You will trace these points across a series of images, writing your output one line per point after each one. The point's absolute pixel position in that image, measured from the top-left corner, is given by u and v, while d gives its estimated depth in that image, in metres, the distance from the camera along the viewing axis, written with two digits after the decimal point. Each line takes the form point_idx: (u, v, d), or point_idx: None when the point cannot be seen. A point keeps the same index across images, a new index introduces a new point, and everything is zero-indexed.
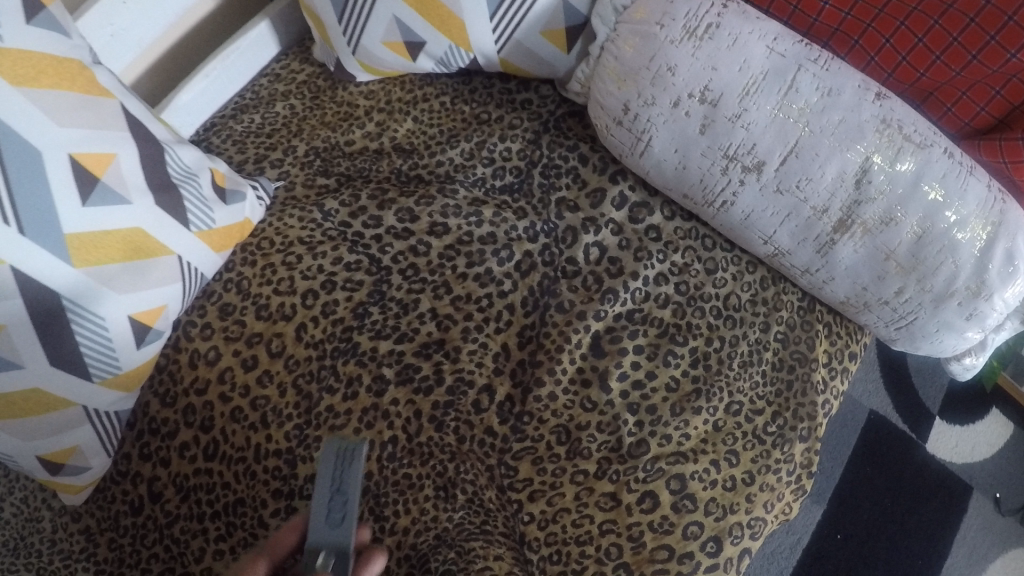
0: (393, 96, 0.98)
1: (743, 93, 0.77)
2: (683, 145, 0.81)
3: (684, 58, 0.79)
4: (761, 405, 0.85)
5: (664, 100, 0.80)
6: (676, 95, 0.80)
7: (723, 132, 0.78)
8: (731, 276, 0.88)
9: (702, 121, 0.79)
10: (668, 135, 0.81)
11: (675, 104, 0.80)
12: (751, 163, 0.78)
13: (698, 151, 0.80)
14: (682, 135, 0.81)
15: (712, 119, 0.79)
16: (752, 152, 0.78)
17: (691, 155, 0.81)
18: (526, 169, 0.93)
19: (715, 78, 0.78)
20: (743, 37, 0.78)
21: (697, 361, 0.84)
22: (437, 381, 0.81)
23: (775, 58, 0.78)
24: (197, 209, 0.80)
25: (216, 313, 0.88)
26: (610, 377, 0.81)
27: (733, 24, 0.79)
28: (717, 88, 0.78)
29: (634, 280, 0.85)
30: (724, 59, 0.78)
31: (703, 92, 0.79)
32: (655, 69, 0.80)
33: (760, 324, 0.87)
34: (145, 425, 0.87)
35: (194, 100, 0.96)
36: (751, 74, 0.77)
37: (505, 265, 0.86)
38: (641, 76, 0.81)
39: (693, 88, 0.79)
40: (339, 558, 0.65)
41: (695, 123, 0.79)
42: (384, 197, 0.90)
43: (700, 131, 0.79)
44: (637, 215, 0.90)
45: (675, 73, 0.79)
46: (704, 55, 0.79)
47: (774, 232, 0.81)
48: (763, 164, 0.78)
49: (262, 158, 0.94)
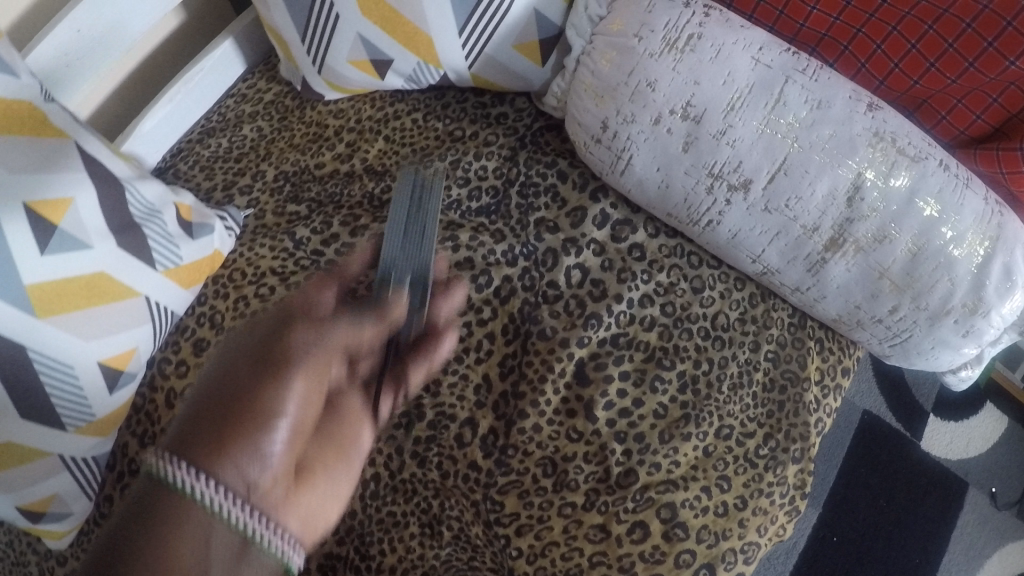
0: (363, 114, 0.97)
1: (728, 108, 0.73)
2: (666, 163, 0.77)
3: (665, 72, 0.74)
4: (752, 428, 0.82)
5: (645, 116, 0.76)
6: (658, 112, 0.75)
7: (708, 149, 0.74)
8: (718, 295, 0.85)
9: (685, 138, 0.75)
10: (650, 152, 0.77)
11: (656, 121, 0.76)
12: (738, 181, 0.75)
13: (681, 170, 0.77)
14: (664, 153, 0.77)
15: (696, 136, 0.74)
16: (739, 169, 0.74)
17: (674, 174, 0.77)
18: (503, 188, 0.90)
19: (699, 93, 0.74)
20: (727, 48, 0.74)
21: (685, 385, 0.81)
22: (418, 416, 0.79)
23: (761, 70, 0.73)
24: (163, 247, 0.77)
25: (191, 349, 0.85)
26: (595, 406, 0.79)
27: (716, 34, 0.74)
28: (701, 103, 0.74)
29: (618, 303, 0.83)
30: (707, 72, 0.73)
31: (685, 108, 0.74)
32: (635, 84, 0.76)
33: (749, 344, 0.84)
34: (125, 467, 0.85)
35: (158, 125, 0.97)
36: (736, 87, 0.73)
37: (484, 291, 0.84)
38: (620, 92, 0.77)
39: (676, 103, 0.74)
40: (417, 277, 0.73)
41: (678, 141, 0.75)
42: (357, 222, 0.88)
43: (683, 149, 0.75)
44: (619, 234, 0.86)
45: (655, 88, 0.75)
46: (686, 69, 0.74)
47: (763, 251, 0.78)
48: (750, 182, 0.74)
49: (231, 185, 0.94)
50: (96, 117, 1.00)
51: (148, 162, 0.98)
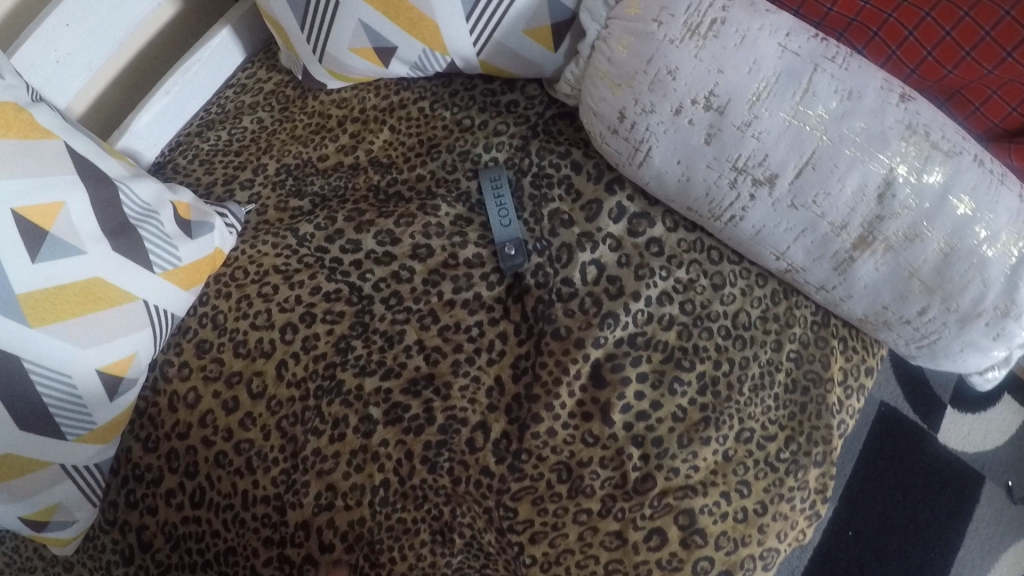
0: (367, 103, 0.93)
1: (753, 99, 0.69)
2: (687, 156, 0.73)
3: (686, 60, 0.70)
4: (774, 431, 0.80)
5: (665, 107, 0.72)
6: (679, 101, 0.71)
7: (732, 142, 0.70)
8: (739, 292, 0.82)
9: (707, 130, 0.71)
10: (670, 145, 0.73)
11: (677, 111, 0.71)
12: (763, 176, 0.71)
13: (703, 163, 0.73)
14: (685, 145, 0.73)
15: (719, 127, 0.70)
16: (764, 164, 0.70)
17: (695, 167, 0.73)
18: (516, 179, 0.86)
19: (722, 82, 0.69)
20: (752, 34, 0.70)
21: (705, 387, 0.78)
22: (428, 420, 0.76)
23: (788, 57, 0.69)
24: (160, 249, 0.75)
25: (193, 351, 0.83)
26: (612, 410, 0.76)
27: (740, 19, 0.70)
28: (725, 93, 0.69)
29: (636, 301, 0.79)
30: (731, 60, 0.69)
31: (708, 98, 0.70)
32: (655, 72, 0.71)
33: (771, 343, 0.81)
34: (129, 472, 0.83)
35: (155, 119, 0.94)
36: (763, 76, 0.69)
37: (495, 289, 0.81)
38: (638, 80, 0.72)
39: (698, 93, 0.70)
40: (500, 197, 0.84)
41: (700, 133, 0.71)
42: (361, 218, 0.85)
43: (706, 141, 0.71)
44: (636, 228, 0.82)
45: (676, 77, 0.71)
46: (709, 56, 0.70)
47: (788, 248, 0.75)
48: (776, 177, 0.70)
49: (231, 179, 0.90)
50: (94, 112, 0.97)
51: (146, 157, 0.95)
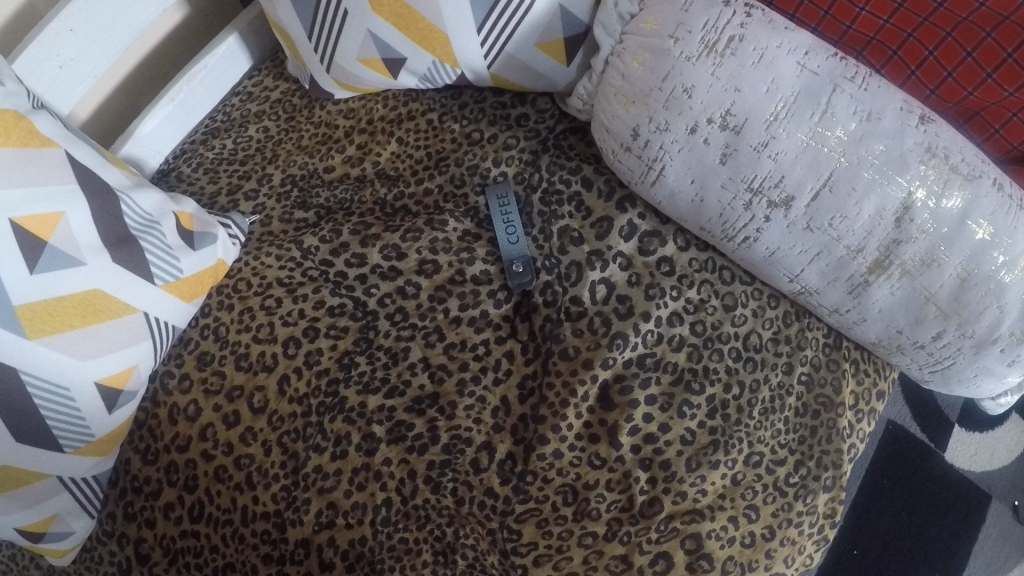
0: (375, 114, 0.92)
1: (770, 118, 0.68)
2: (701, 175, 0.72)
3: (703, 77, 0.69)
4: (783, 454, 0.79)
5: (680, 125, 0.70)
6: (694, 120, 0.70)
7: (748, 163, 0.69)
8: (751, 313, 0.81)
9: (722, 149, 0.70)
10: (684, 164, 0.72)
11: (692, 130, 0.70)
12: (778, 198, 0.70)
13: (717, 183, 0.72)
14: (700, 164, 0.71)
15: (735, 147, 0.69)
16: (780, 185, 0.69)
17: (710, 187, 0.72)
18: (525, 194, 0.85)
19: (738, 101, 0.68)
20: (771, 52, 0.68)
21: (714, 410, 0.77)
22: (432, 439, 0.75)
23: (807, 77, 0.68)
24: (161, 261, 0.74)
25: (194, 363, 0.82)
26: (620, 432, 0.75)
27: (759, 36, 0.69)
28: (741, 112, 0.68)
29: (646, 322, 0.78)
30: (748, 78, 0.68)
31: (724, 117, 0.69)
32: (670, 89, 0.70)
33: (783, 366, 0.80)
34: (128, 483, 0.82)
35: (160, 126, 0.92)
36: (781, 96, 0.67)
37: (502, 307, 0.80)
38: (653, 97, 0.71)
39: (714, 112, 0.69)
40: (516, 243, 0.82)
41: (715, 152, 0.70)
42: (367, 232, 0.84)
43: (721, 161, 0.70)
44: (647, 246, 0.81)
45: (692, 95, 0.69)
46: (726, 74, 0.68)
47: (802, 270, 0.74)
48: (791, 200, 0.69)
49: (236, 189, 0.89)
50: (98, 118, 0.96)
51: (150, 164, 0.94)
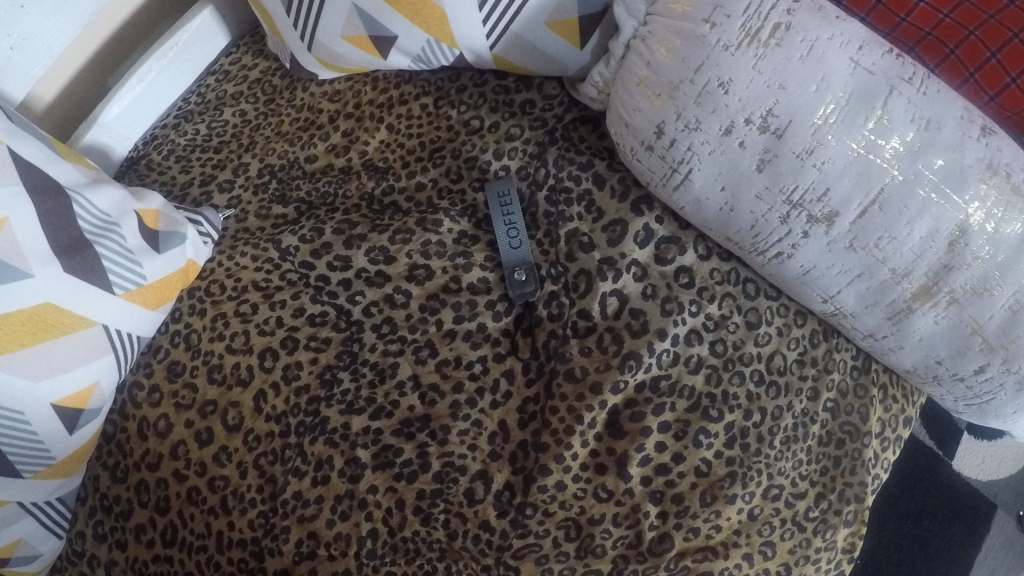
0: (363, 97, 0.83)
1: (816, 123, 0.59)
2: (734, 182, 0.64)
3: (743, 71, 0.60)
4: (804, 487, 0.72)
5: (713, 124, 0.62)
6: (730, 119, 0.61)
7: (789, 171, 0.61)
8: (776, 331, 0.74)
9: (760, 155, 0.61)
10: (714, 169, 0.64)
11: (726, 131, 0.61)
12: (820, 213, 0.62)
13: (751, 192, 0.63)
14: (733, 170, 0.63)
15: (775, 153, 0.61)
16: (823, 199, 0.61)
17: (743, 195, 0.64)
18: (529, 191, 0.76)
19: (782, 100, 0.59)
20: (820, 44, 0.59)
21: (733, 439, 0.71)
22: (422, 466, 0.68)
23: (860, 75, 0.59)
24: (120, 268, 0.66)
25: (164, 374, 0.74)
26: (630, 463, 0.68)
27: (808, 25, 0.60)
28: (785, 113, 0.60)
29: (662, 341, 0.70)
30: (794, 74, 0.59)
31: (765, 118, 0.60)
32: (704, 83, 0.61)
33: (808, 392, 0.74)
34: (98, 501, 0.76)
35: (127, 110, 0.84)
36: (832, 96, 0.59)
37: (502, 320, 0.72)
38: (683, 91, 0.62)
39: (754, 111, 0.60)
40: (521, 261, 0.73)
41: (752, 158, 0.62)
42: (351, 231, 0.76)
43: (758, 168, 0.62)
44: (664, 254, 0.73)
45: (729, 91, 0.60)
46: (769, 68, 0.60)
47: (838, 291, 0.66)
48: (835, 215, 0.61)
49: (209, 180, 0.81)
50: (64, 99, 0.86)
51: (118, 152, 0.85)
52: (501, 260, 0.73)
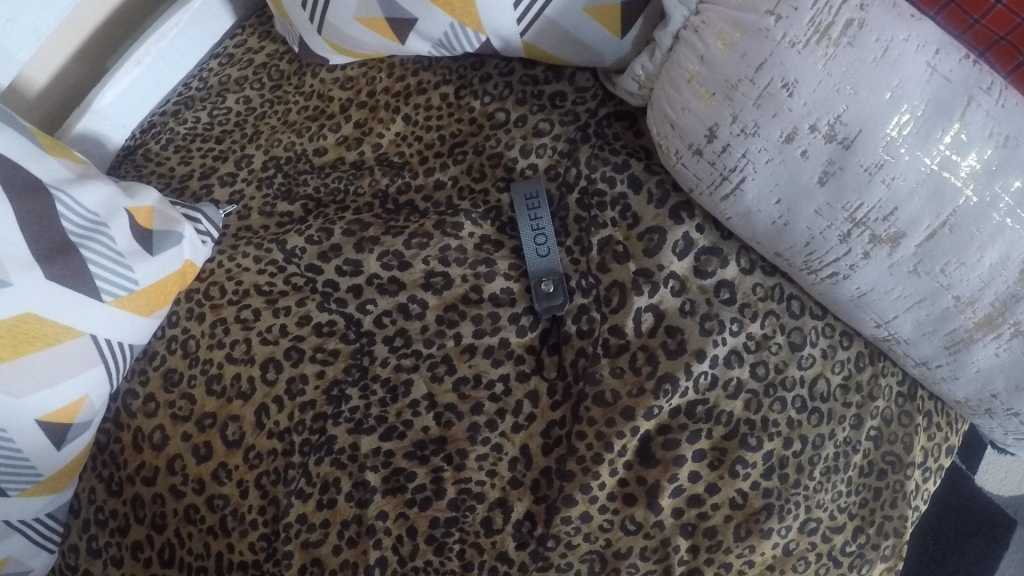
0: (377, 85, 0.77)
1: (888, 134, 0.53)
2: (791, 195, 0.58)
3: (809, 72, 0.54)
4: (842, 520, 0.66)
5: (773, 130, 0.56)
6: (793, 125, 0.55)
7: (854, 186, 0.55)
8: (820, 354, 0.67)
9: (823, 166, 0.55)
10: (770, 179, 0.58)
11: (788, 138, 0.56)
12: (884, 233, 0.56)
13: (809, 207, 0.57)
14: (791, 181, 0.57)
15: (840, 165, 0.55)
16: (889, 218, 0.55)
17: (800, 210, 0.58)
18: (559, 194, 0.70)
19: (852, 106, 0.53)
20: (896, 45, 0.53)
21: (771, 470, 0.64)
22: (436, 492, 0.63)
23: (937, 82, 0.52)
24: (108, 272, 0.60)
25: (160, 382, 0.69)
26: (661, 494, 0.63)
27: (883, 23, 0.53)
28: (856, 121, 0.53)
29: (700, 363, 0.64)
30: (866, 78, 0.53)
31: (832, 125, 0.54)
32: (765, 83, 0.55)
33: (851, 419, 0.67)
34: (92, 515, 0.71)
35: (124, 96, 0.77)
36: (907, 104, 0.52)
37: (526, 336, 0.66)
38: (741, 91, 0.56)
39: (820, 117, 0.54)
40: (552, 273, 0.67)
41: (814, 169, 0.56)
42: (363, 233, 0.70)
43: (820, 181, 0.56)
44: (704, 267, 0.66)
45: (793, 93, 0.55)
46: (838, 69, 0.53)
47: (894, 317, 0.60)
48: (900, 236, 0.55)
49: (209, 172, 0.75)
50: (59, 82, 0.80)
51: (114, 141, 0.79)
52: (527, 269, 0.67)
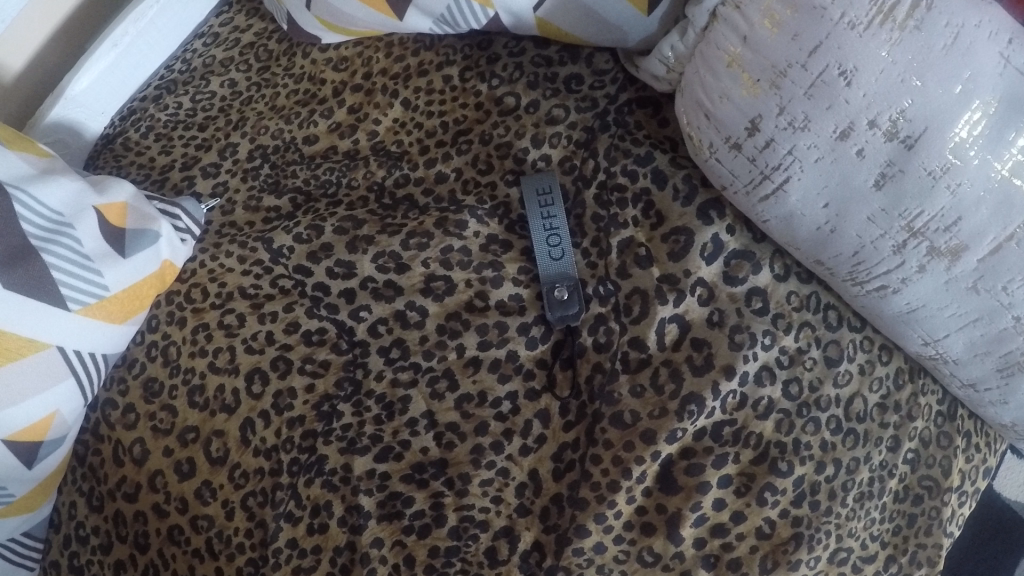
0: (374, 66, 0.70)
1: (956, 134, 0.46)
2: (842, 199, 0.50)
3: (870, 59, 0.46)
4: (874, 549, 0.60)
5: (826, 124, 0.49)
6: (849, 120, 0.48)
7: (913, 191, 0.48)
8: (858, 370, 0.60)
9: (880, 167, 0.48)
10: (818, 181, 0.51)
11: (842, 134, 0.48)
12: (944, 245, 0.49)
13: (861, 213, 0.50)
14: (843, 184, 0.50)
15: (900, 167, 0.48)
16: (951, 229, 0.48)
17: (851, 216, 0.51)
18: (575, 188, 0.62)
19: (918, 100, 0.46)
20: (966, 32, 0.45)
21: (801, 496, 0.57)
22: (436, 519, 0.57)
23: (1012, 76, 0.45)
24: (74, 279, 0.55)
25: (140, 392, 0.64)
26: (683, 524, 0.56)
27: (953, 5, 0.45)
28: (920, 118, 0.46)
29: (729, 380, 0.57)
30: (934, 69, 0.45)
31: (895, 121, 0.47)
32: (820, 70, 0.48)
33: (888, 441, 0.60)
34: (73, 531, 0.66)
35: (100, 81, 0.72)
36: (979, 100, 0.45)
37: (537, 348, 0.60)
38: (791, 79, 0.49)
39: (882, 112, 0.47)
40: (567, 282, 0.60)
41: (871, 170, 0.49)
42: (357, 231, 0.63)
43: (876, 184, 0.49)
44: (734, 273, 0.58)
45: (852, 82, 0.47)
46: (904, 57, 0.46)
47: (946, 336, 0.54)
48: (962, 249, 0.48)
49: (192, 163, 0.69)
50: (38, 65, 0.75)
51: (91, 129, 0.73)
52: (537, 274, 0.61)
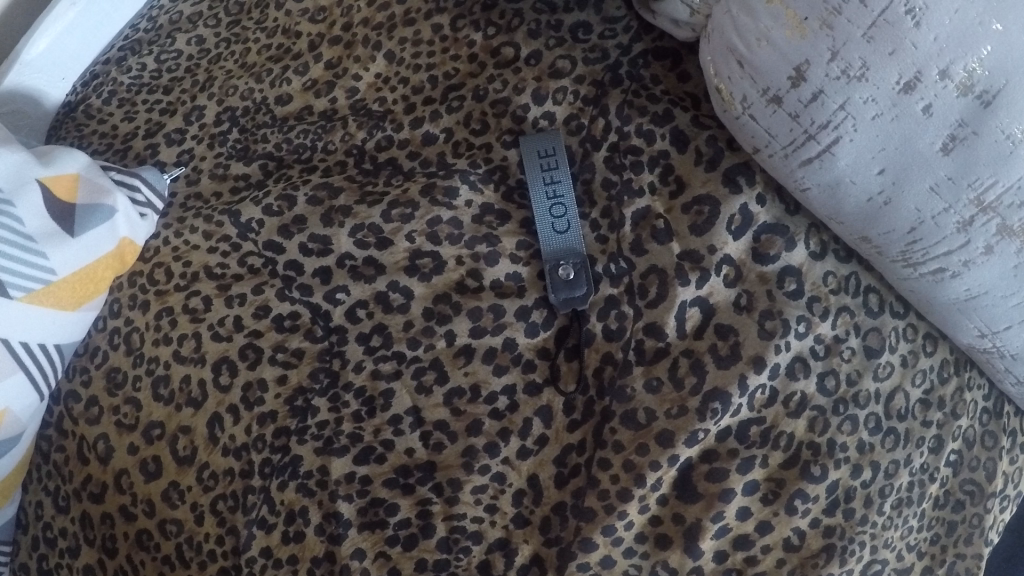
0: (356, 16, 0.62)
1: None
2: (901, 164, 0.42)
3: None
4: (910, 561, 0.52)
5: (888, 73, 0.40)
6: (915, 69, 0.39)
7: (988, 158, 0.40)
8: (899, 361, 0.51)
9: (950, 128, 0.40)
10: (873, 142, 0.42)
11: (906, 86, 0.40)
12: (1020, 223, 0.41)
13: (924, 182, 0.42)
14: (905, 146, 0.41)
15: (974, 128, 0.40)
16: None
17: (911, 186, 0.42)
18: (583, 152, 0.54)
19: (999, 48, 0.38)
20: None
21: (834, 504, 0.49)
22: (423, 530, 0.50)
23: None
24: (15, 263, 0.50)
25: (103, 383, 0.58)
26: (702, 537, 0.48)
27: None
28: (1000, 70, 0.38)
29: (757, 374, 0.48)
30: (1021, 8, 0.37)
31: (971, 73, 0.39)
32: (883, 6, 0.39)
33: (930, 442, 0.51)
34: (40, 533, 0.60)
35: (59, 43, 0.66)
36: None
37: (538, 337, 0.52)
38: (847, 17, 0.40)
39: (955, 60, 0.39)
40: (575, 260, 0.51)
41: (939, 131, 0.40)
42: (334, 202, 0.56)
43: (944, 148, 0.40)
44: (764, 249, 0.50)
45: (922, 23, 0.38)
46: None
47: (1009, 330, 0.46)
48: None
49: (155, 129, 0.62)
50: None
51: (52, 96, 0.68)
52: (537, 251, 0.53)
